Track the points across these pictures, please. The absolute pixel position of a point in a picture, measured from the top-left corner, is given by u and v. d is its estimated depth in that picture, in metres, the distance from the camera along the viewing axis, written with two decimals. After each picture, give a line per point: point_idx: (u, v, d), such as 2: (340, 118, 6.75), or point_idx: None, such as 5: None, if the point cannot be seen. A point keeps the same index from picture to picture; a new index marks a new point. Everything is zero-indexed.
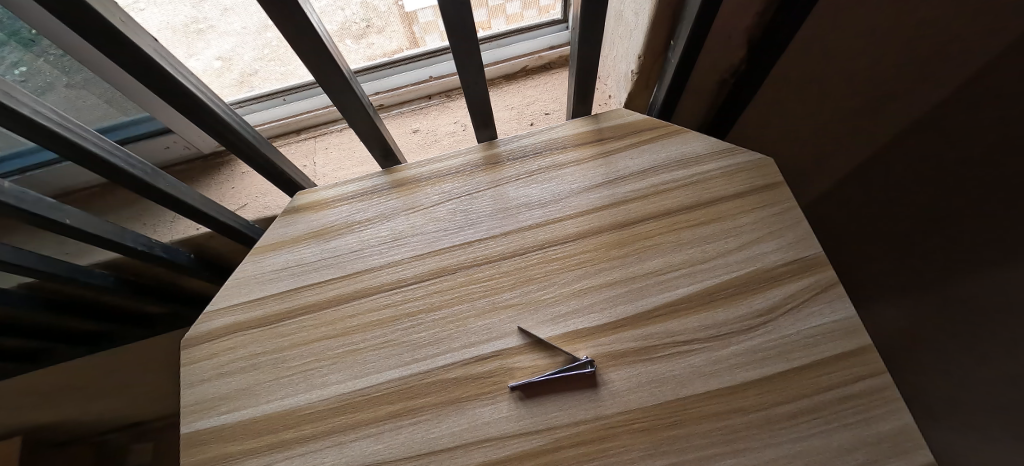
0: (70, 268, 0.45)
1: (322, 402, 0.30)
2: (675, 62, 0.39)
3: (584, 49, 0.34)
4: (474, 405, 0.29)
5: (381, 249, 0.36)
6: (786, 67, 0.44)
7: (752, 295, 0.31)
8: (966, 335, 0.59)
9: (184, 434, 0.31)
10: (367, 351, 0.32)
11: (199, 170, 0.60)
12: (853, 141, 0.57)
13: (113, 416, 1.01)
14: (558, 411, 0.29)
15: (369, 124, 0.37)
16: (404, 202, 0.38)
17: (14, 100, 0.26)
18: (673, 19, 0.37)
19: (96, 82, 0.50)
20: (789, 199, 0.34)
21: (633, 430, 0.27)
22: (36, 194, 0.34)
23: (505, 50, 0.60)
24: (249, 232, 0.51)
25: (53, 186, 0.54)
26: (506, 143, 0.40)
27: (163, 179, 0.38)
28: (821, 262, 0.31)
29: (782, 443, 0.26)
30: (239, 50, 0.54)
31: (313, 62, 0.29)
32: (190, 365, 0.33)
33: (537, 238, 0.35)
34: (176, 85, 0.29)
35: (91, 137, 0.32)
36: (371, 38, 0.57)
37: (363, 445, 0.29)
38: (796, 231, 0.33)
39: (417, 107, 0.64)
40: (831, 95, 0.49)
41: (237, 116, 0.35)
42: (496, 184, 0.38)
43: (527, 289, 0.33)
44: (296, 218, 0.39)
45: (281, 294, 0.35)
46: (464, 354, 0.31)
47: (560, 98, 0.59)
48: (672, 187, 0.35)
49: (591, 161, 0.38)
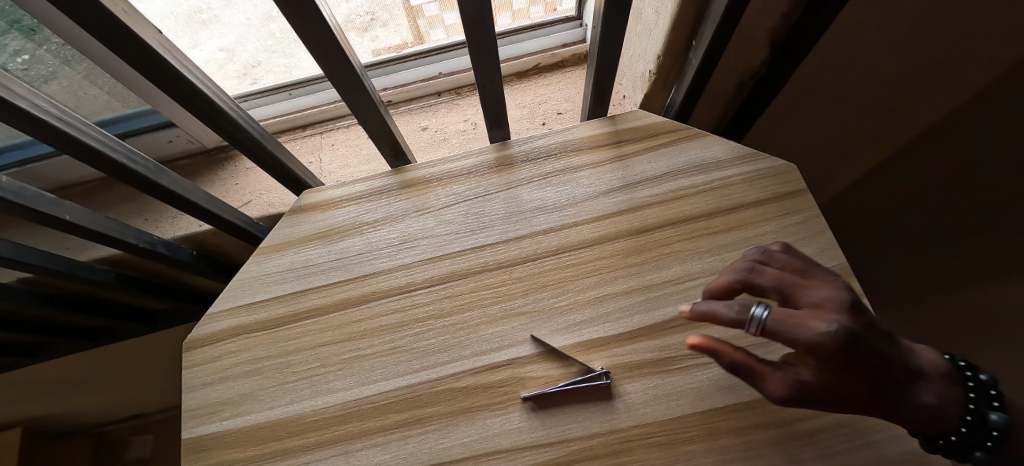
0: (70, 264, 0.44)
1: (328, 409, 0.29)
2: (696, 63, 0.38)
3: (605, 48, 0.33)
4: (485, 416, 0.28)
5: (390, 252, 0.35)
6: (810, 71, 0.42)
7: (774, 306, 0.30)
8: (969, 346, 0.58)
9: (185, 439, 0.30)
10: (374, 357, 0.31)
11: (203, 164, 0.59)
12: (874, 144, 0.55)
13: (112, 409, 1.01)
14: (570, 424, 0.28)
15: (380, 122, 0.36)
16: (413, 203, 0.37)
17: (11, 93, 0.25)
18: (696, 18, 0.36)
19: (99, 73, 0.49)
20: (813, 207, 0.33)
21: (648, 444, 0.26)
22: (36, 189, 0.33)
23: (517, 47, 0.59)
24: (254, 230, 0.50)
25: (53, 179, 0.53)
26: (519, 144, 0.39)
27: (165, 175, 0.37)
28: (846, 273, 0.30)
29: (802, 461, 0.25)
30: (242, 42, 0.52)
31: (324, 56, 0.28)
32: (193, 368, 0.32)
33: (551, 243, 0.34)
34: (183, 81, 0.28)
35: (92, 132, 0.31)
36: (376, 31, 0.54)
37: (369, 454, 0.28)
38: (820, 240, 0.31)
39: (427, 104, 0.63)
40: (854, 97, 0.47)
41: (244, 112, 0.34)
42: (509, 186, 0.37)
43: (540, 296, 0.32)
44: (303, 218, 0.38)
45: (285, 297, 0.34)
46: (474, 362, 0.30)
47: (573, 97, 0.58)
48: (692, 193, 0.34)
49: (607, 164, 0.37)
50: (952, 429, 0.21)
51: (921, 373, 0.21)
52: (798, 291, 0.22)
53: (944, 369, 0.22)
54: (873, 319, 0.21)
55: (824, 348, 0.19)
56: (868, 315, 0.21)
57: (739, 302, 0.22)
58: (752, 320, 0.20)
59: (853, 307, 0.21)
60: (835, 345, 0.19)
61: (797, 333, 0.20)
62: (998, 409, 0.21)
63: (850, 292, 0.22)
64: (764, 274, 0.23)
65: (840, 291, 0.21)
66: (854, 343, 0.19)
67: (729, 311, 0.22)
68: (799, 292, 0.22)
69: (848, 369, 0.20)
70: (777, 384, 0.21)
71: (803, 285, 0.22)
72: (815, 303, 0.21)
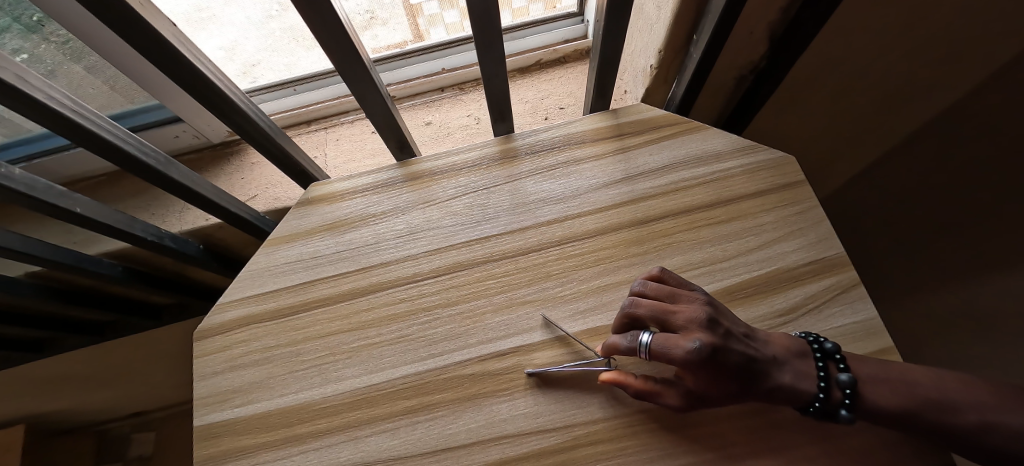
0: (78, 257, 0.45)
1: (338, 397, 0.30)
2: (697, 57, 0.38)
3: (607, 42, 0.33)
4: (492, 401, 0.29)
5: (396, 243, 0.36)
6: (808, 66, 0.43)
7: (774, 294, 0.30)
8: (963, 338, 0.59)
9: (197, 427, 0.31)
10: (382, 345, 0.32)
11: (208, 159, 0.60)
12: (872, 138, 0.56)
13: (115, 406, 1.01)
14: (576, 409, 0.28)
15: (386, 115, 0.37)
16: (417, 195, 0.38)
17: (28, 85, 0.25)
18: (697, 13, 0.37)
19: (101, 68, 0.49)
20: (811, 198, 0.34)
21: (651, 428, 0.27)
22: (48, 182, 0.33)
23: (519, 43, 0.59)
24: (260, 224, 0.50)
25: (60, 174, 0.54)
26: (524, 137, 0.40)
27: (175, 168, 0.37)
28: (844, 262, 0.31)
29: (802, 444, 0.26)
30: (241, 41, 0.52)
31: (333, 49, 0.28)
32: (204, 357, 0.33)
33: (556, 234, 0.34)
34: (195, 74, 0.28)
35: (105, 124, 0.31)
36: (375, 30, 0.55)
37: (378, 440, 0.28)
38: (818, 230, 0.32)
39: (429, 100, 0.63)
40: (852, 92, 0.48)
41: (254, 105, 0.35)
42: (514, 178, 0.37)
43: (545, 285, 0.32)
44: (309, 211, 0.39)
45: (293, 288, 0.35)
46: (481, 349, 0.31)
47: (575, 92, 0.59)
48: (694, 184, 0.35)
49: (610, 156, 0.37)
50: (813, 398, 0.25)
51: (774, 359, 0.26)
52: (669, 317, 0.27)
53: (796, 349, 0.27)
54: (729, 327, 0.26)
55: (689, 360, 0.24)
56: (723, 325, 0.26)
57: (627, 335, 0.27)
58: (641, 346, 0.26)
59: (710, 324, 0.26)
60: (698, 359, 0.24)
61: (670, 355, 0.25)
62: (845, 371, 0.25)
63: (707, 308, 0.26)
64: (643, 305, 0.27)
65: (699, 310, 0.26)
66: (712, 353, 0.24)
67: (619, 344, 0.27)
68: (673, 315, 0.27)
69: (713, 373, 0.25)
70: (658, 391, 0.26)
71: (672, 310, 0.27)
72: (683, 325, 0.26)
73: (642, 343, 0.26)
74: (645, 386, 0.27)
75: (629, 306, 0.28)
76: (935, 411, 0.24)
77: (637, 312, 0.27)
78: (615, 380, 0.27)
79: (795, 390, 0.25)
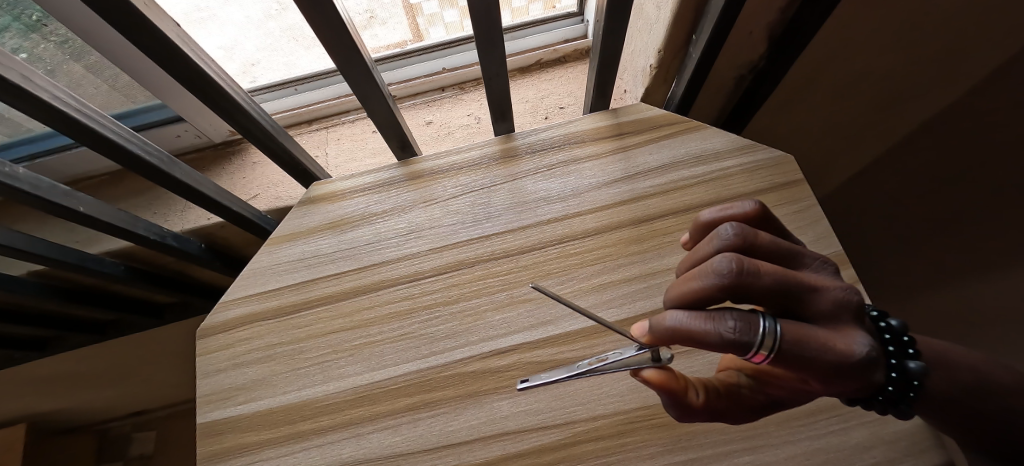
0: (81, 256, 0.45)
1: (339, 394, 0.30)
2: (696, 57, 0.38)
3: (607, 42, 0.33)
4: (492, 399, 0.29)
5: (398, 241, 0.36)
6: (807, 67, 0.43)
7: None
8: None
9: (200, 424, 0.31)
10: (383, 343, 0.32)
11: (210, 158, 0.60)
12: (871, 137, 0.56)
13: (117, 405, 1.01)
14: (576, 406, 0.29)
15: (387, 114, 0.37)
16: (419, 194, 0.38)
17: (32, 84, 0.25)
18: (696, 13, 0.37)
19: (101, 68, 0.49)
20: (809, 197, 0.34)
21: (651, 425, 0.27)
22: (52, 182, 0.34)
23: (520, 43, 0.60)
24: (262, 223, 0.50)
25: (62, 173, 0.54)
26: (524, 136, 0.40)
27: (178, 167, 0.37)
28: (841, 260, 0.31)
29: (800, 440, 0.26)
30: (240, 40, 0.52)
31: (335, 48, 0.28)
32: (206, 355, 0.33)
33: (556, 233, 0.35)
34: (198, 73, 0.28)
35: (108, 124, 0.31)
36: (375, 29, 0.56)
37: (380, 437, 0.29)
38: (816, 229, 0.32)
39: (429, 99, 0.64)
40: (851, 92, 0.48)
41: (256, 104, 0.35)
42: (515, 177, 0.38)
43: (545, 284, 0.33)
44: (311, 209, 0.39)
45: (296, 286, 0.35)
46: (481, 347, 0.31)
47: (575, 92, 0.59)
48: (693, 183, 0.35)
49: (610, 155, 0.38)
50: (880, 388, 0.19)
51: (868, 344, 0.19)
52: (812, 293, 0.19)
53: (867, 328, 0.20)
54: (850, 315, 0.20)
55: (827, 362, 0.17)
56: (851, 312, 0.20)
57: (736, 316, 0.16)
58: (762, 340, 0.16)
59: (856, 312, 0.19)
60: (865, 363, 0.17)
61: (831, 353, 0.17)
62: (915, 358, 0.19)
63: (856, 299, 0.19)
64: (764, 272, 0.18)
65: (849, 292, 0.19)
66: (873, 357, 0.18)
67: (722, 331, 0.16)
68: (797, 290, 0.18)
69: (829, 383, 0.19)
70: (715, 404, 0.22)
71: (813, 284, 0.19)
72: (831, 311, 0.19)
73: (764, 333, 0.16)
74: (708, 403, 0.21)
75: (744, 270, 0.18)
76: (1012, 399, 0.20)
77: (754, 281, 0.17)
78: (663, 383, 0.20)
79: (873, 382, 0.18)
